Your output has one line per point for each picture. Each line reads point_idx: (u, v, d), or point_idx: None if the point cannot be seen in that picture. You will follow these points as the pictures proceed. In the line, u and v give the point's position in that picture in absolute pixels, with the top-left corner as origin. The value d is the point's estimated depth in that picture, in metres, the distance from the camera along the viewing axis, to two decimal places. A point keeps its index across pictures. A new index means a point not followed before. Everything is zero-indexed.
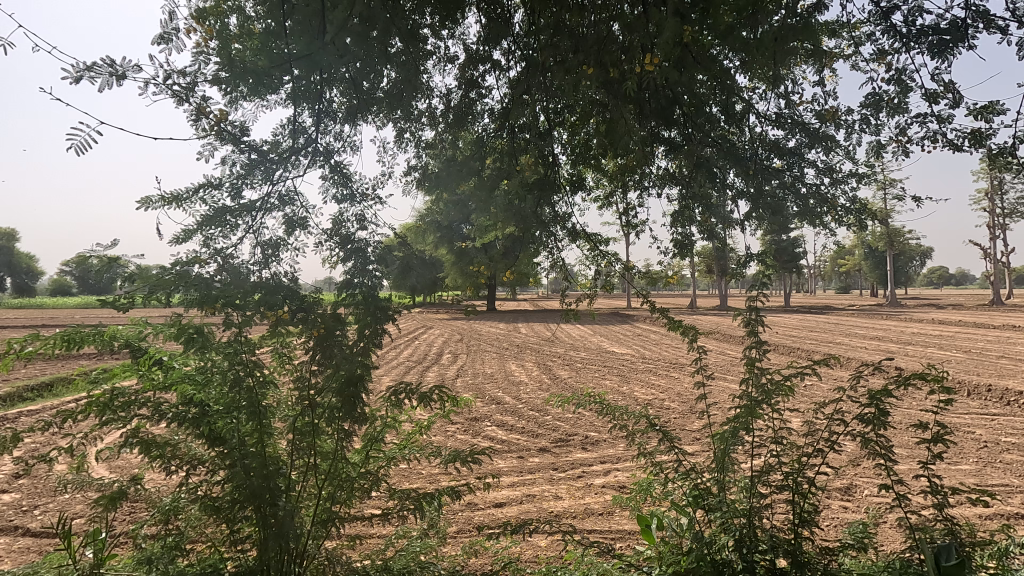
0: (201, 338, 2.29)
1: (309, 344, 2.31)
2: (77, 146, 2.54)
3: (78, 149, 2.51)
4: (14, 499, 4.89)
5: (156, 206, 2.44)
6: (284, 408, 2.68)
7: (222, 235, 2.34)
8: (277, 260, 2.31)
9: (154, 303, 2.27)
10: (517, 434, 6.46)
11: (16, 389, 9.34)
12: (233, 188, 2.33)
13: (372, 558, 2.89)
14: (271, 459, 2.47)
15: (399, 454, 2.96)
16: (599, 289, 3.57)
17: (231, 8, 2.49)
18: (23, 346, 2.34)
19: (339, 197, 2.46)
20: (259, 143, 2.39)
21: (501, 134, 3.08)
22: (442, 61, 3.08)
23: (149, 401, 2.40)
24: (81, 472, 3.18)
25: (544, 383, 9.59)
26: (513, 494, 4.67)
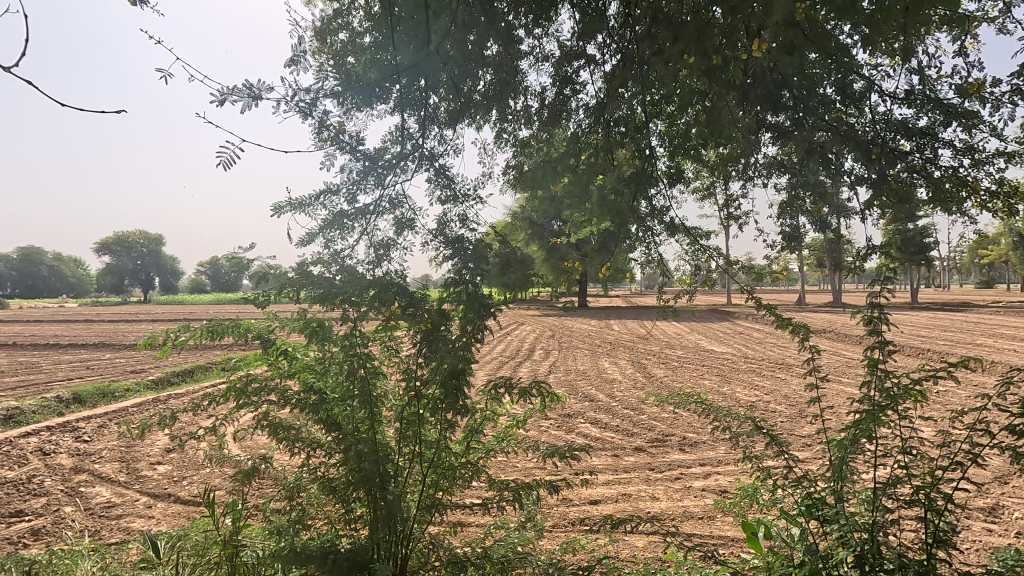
0: (322, 331, 2.49)
1: (416, 338, 2.43)
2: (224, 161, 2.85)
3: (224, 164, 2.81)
4: (169, 470, 5.63)
5: (285, 213, 2.67)
6: (391, 398, 2.85)
7: (340, 238, 2.52)
8: (388, 259, 2.44)
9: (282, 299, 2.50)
10: (611, 432, 6.39)
11: (166, 375, 10.71)
12: (349, 193, 2.50)
13: (473, 545, 3.00)
14: (381, 445, 2.64)
15: (498, 446, 3.04)
16: (700, 285, 3.43)
17: (341, 26, 2.67)
18: (178, 336, 2.69)
19: (442, 198, 2.56)
20: (370, 149, 2.53)
21: (597, 129, 3.04)
22: (537, 60, 3.09)
23: (277, 388, 2.66)
24: (223, 450, 3.60)
25: (638, 381, 9.38)
26: (608, 492, 4.63)
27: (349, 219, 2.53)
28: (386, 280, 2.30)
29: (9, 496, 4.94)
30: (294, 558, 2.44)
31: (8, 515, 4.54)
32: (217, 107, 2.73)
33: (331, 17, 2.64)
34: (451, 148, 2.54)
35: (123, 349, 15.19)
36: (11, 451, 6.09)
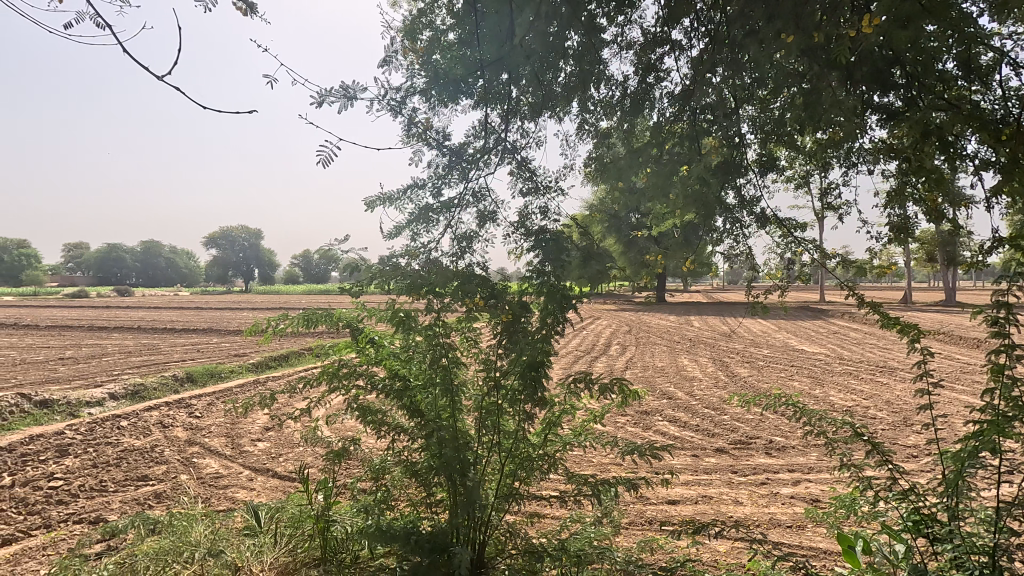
0: (409, 321, 2.59)
1: (496, 329, 2.42)
2: (323, 159, 3.01)
3: (324, 162, 2.97)
4: (267, 447, 6.10)
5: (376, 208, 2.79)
6: (471, 387, 2.91)
7: (426, 230, 2.60)
8: (471, 251, 2.48)
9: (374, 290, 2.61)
10: (691, 432, 6.17)
11: (265, 359, 11.60)
12: (434, 188, 2.57)
13: (549, 536, 3.02)
14: (461, 433, 2.70)
15: (575, 440, 3.02)
16: (792, 280, 3.23)
17: (426, 24, 2.73)
18: (278, 323, 2.90)
19: (524, 191, 2.56)
20: (455, 144, 2.58)
21: (683, 117, 2.92)
22: (620, 48, 3.01)
23: (365, 373, 2.81)
24: (315, 430, 3.85)
25: (720, 381, 8.99)
26: (688, 493, 4.49)
27: (435, 212, 2.59)
28: (470, 272, 2.34)
29: (136, 462, 5.56)
30: (379, 535, 2.56)
31: (135, 479, 5.12)
32: (316, 108, 2.89)
33: (417, 15, 2.71)
34: (535, 140, 2.52)
35: (229, 335, 16.60)
36: (137, 422, 6.84)
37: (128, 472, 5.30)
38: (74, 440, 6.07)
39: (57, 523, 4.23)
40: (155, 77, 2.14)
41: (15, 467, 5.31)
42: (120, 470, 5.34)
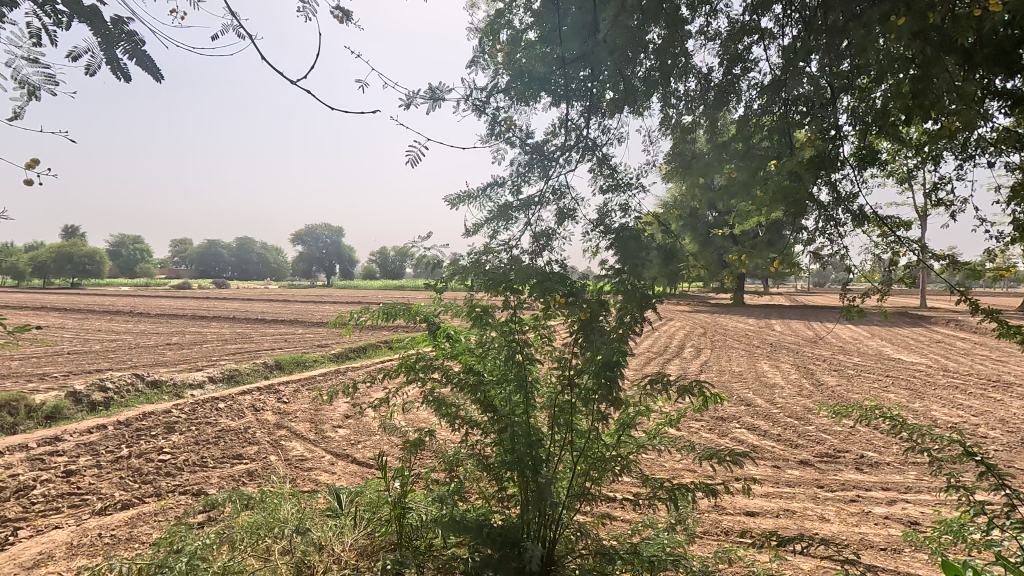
0: (486, 316, 2.63)
1: (574, 327, 2.43)
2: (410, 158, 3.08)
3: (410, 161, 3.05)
4: (347, 434, 6.41)
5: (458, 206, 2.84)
6: (545, 384, 2.92)
7: (505, 228, 2.61)
8: (549, 249, 2.47)
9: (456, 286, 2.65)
10: (772, 441, 5.86)
11: (345, 350, 12.19)
12: (514, 186, 2.57)
13: (620, 539, 2.97)
14: (534, 430, 2.72)
15: (649, 443, 2.96)
16: (893, 283, 2.99)
17: (507, 22, 2.72)
18: (361, 316, 3.04)
19: (604, 188, 2.52)
20: (534, 142, 2.57)
21: (773, 110, 2.76)
22: (704, 40, 2.89)
23: (441, 367, 2.89)
24: (393, 420, 4.01)
25: (805, 389, 8.47)
26: (768, 505, 4.27)
27: (514, 210, 2.60)
28: (548, 270, 2.33)
29: (232, 441, 6.03)
30: (454, 525, 2.64)
31: (231, 457, 5.55)
32: (402, 109, 2.96)
33: (498, 15, 2.71)
34: (616, 136, 2.46)
35: (313, 326, 17.59)
36: (232, 405, 7.42)
37: (225, 450, 5.76)
38: (179, 419, 6.68)
39: (166, 492, 4.67)
40: (292, 82, 2.26)
41: (132, 440, 5.92)
42: (218, 448, 5.81)
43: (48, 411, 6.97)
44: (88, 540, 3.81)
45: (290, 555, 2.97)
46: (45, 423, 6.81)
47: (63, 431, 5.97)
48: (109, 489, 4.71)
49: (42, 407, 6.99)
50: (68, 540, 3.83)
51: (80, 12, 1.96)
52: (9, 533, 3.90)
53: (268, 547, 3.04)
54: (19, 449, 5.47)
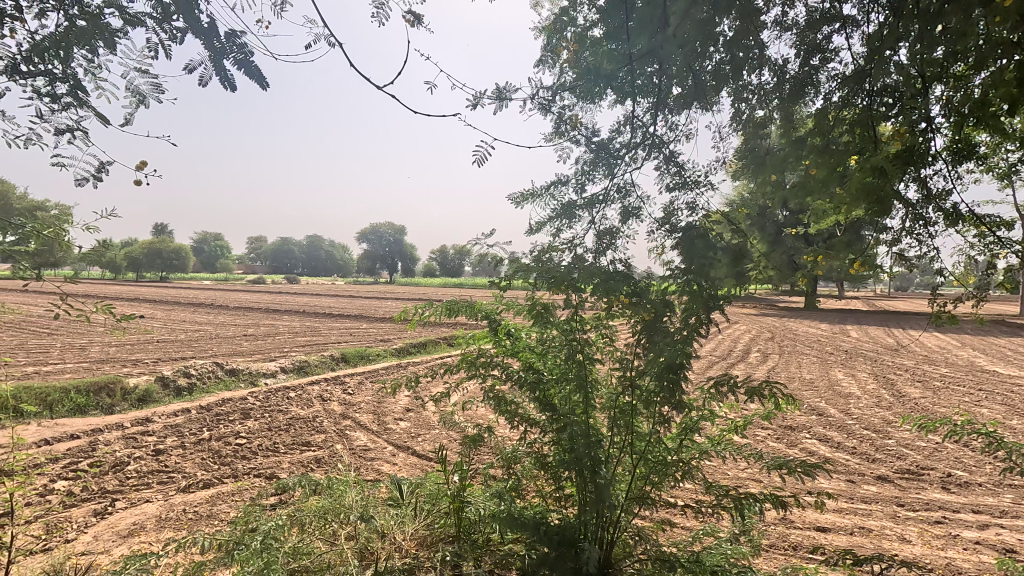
0: (546, 313, 2.63)
1: (637, 327, 2.39)
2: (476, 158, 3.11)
3: (477, 161, 3.07)
4: (407, 427, 6.60)
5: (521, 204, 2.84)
6: (605, 385, 2.89)
7: (569, 227, 2.59)
8: (613, 247, 2.42)
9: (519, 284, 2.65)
10: (846, 454, 5.53)
11: (407, 345, 12.53)
12: (578, 184, 2.55)
13: (680, 547, 2.90)
14: (593, 431, 2.69)
15: (713, 449, 2.86)
16: (990, 287, 2.75)
17: (573, 19, 2.69)
18: (423, 312, 3.12)
19: (671, 186, 2.45)
20: (600, 139, 2.54)
21: (855, 102, 2.59)
22: (779, 30, 2.75)
23: (501, 364, 2.92)
24: (452, 415, 4.09)
25: (885, 400, 7.92)
26: (840, 521, 4.03)
27: (578, 208, 2.58)
28: (612, 270, 2.29)
29: (301, 429, 6.34)
30: (511, 522, 2.66)
31: (301, 444, 5.84)
32: (468, 109, 2.99)
33: (564, 12, 2.68)
34: (686, 130, 2.37)
35: (376, 321, 18.20)
36: (302, 394, 7.80)
37: (295, 437, 6.07)
38: (254, 406, 7.09)
39: (241, 474, 4.98)
40: (381, 90, 2.51)
41: (212, 424, 6.35)
42: (288, 435, 6.13)
43: (141, 394, 7.59)
44: (174, 515, 4.12)
45: (354, 540, 3.09)
46: (137, 405, 7.42)
47: (153, 413, 6.48)
48: (192, 468, 5.08)
49: (135, 390, 7.62)
50: (157, 513, 4.16)
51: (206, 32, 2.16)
52: (108, 504, 4.29)
53: (334, 531, 3.18)
54: (116, 427, 5.99)
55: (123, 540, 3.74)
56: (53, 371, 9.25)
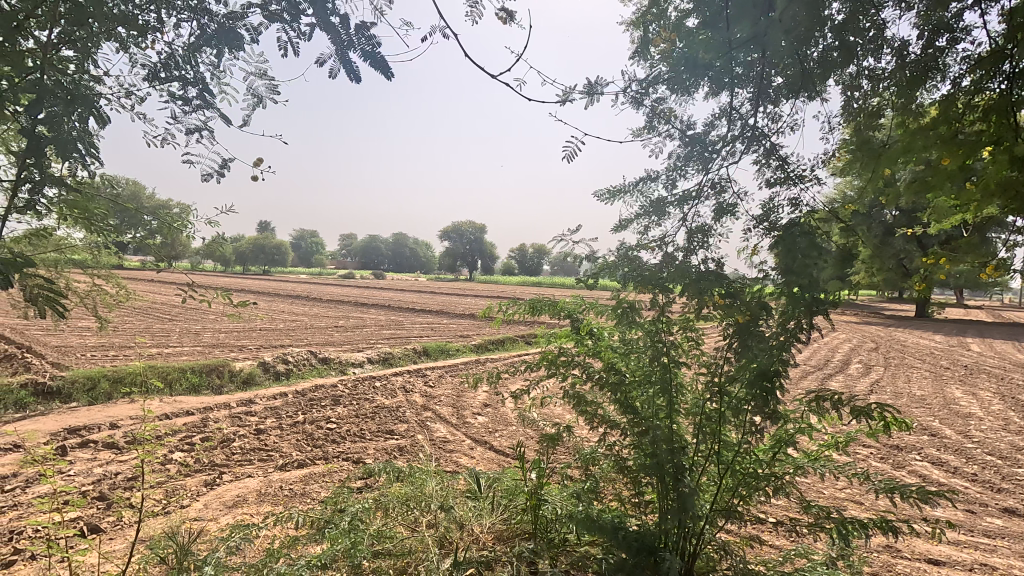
0: (632, 313, 2.53)
1: (728, 331, 2.26)
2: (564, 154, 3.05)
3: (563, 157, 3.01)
4: (485, 422, 6.71)
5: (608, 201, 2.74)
6: (691, 390, 2.77)
7: (658, 224, 2.47)
8: (705, 246, 2.26)
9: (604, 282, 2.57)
10: (965, 481, 4.96)
11: (486, 341, 12.77)
12: (669, 179, 2.42)
13: (770, 566, 2.72)
14: (677, 437, 2.59)
15: (810, 465, 2.66)
16: None
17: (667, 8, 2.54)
18: (506, 309, 3.15)
19: (772, 180, 2.25)
20: (692, 132, 2.35)
21: (989, 87, 2.29)
22: (899, 10, 2.49)
23: (582, 363, 2.89)
24: (531, 412, 4.10)
25: (1014, 423, 7.03)
26: (957, 555, 3.62)
27: (667, 204, 2.44)
28: (703, 269, 2.15)
29: (385, 418, 6.63)
30: (589, 523, 2.62)
31: (385, 432, 6.11)
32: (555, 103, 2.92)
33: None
34: (792, 122, 2.14)
35: (456, 317, 18.69)
36: (386, 385, 8.16)
37: (379, 425, 6.35)
38: (343, 393, 7.51)
39: (331, 457, 5.29)
40: (490, 77, 2.18)
41: (306, 408, 6.79)
42: (373, 423, 6.43)
43: (245, 377, 8.29)
44: (272, 490, 4.45)
45: (435, 529, 3.18)
46: (242, 386, 8.11)
47: (255, 395, 7.04)
48: (288, 448, 5.46)
49: (241, 373, 8.33)
50: (258, 488, 4.51)
51: (327, 25, 1.92)
52: (216, 475, 4.71)
53: (416, 518, 3.29)
54: (224, 406, 6.57)
55: (228, 510, 4.09)
56: (174, 353, 10.31)
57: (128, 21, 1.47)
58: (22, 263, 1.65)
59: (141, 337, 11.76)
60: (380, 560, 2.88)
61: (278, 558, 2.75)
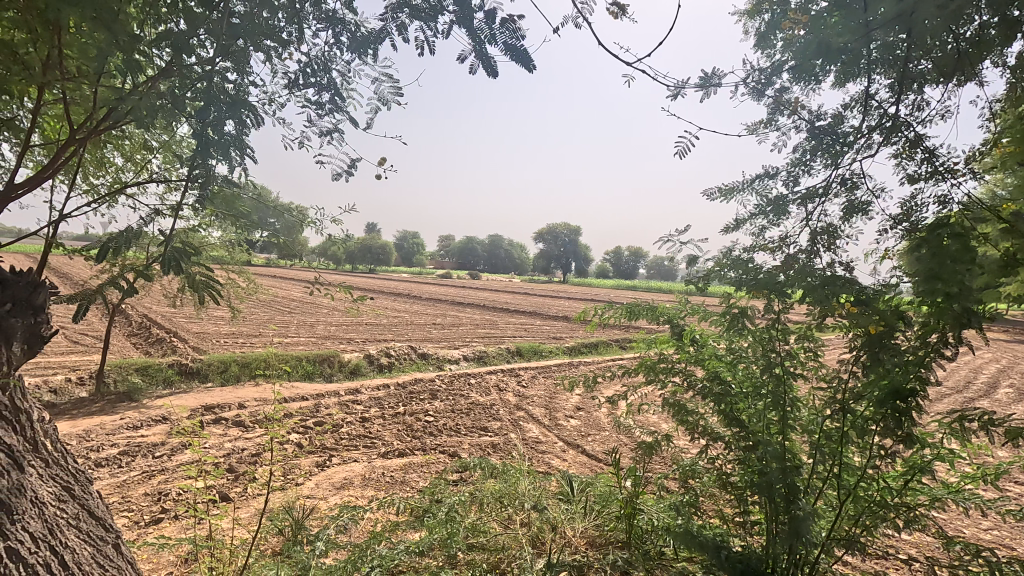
0: (742, 320, 2.36)
1: (856, 343, 2.05)
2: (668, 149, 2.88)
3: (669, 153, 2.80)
4: (577, 425, 6.64)
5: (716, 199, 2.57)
6: (807, 405, 2.56)
7: (775, 225, 2.28)
8: (833, 249, 2.06)
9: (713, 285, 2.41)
10: None
11: (578, 344, 12.67)
12: (790, 176, 2.22)
13: None
14: (790, 455, 2.39)
15: (950, 496, 2.34)
16: None
17: None
18: (604, 312, 3.09)
19: (915, 175, 1.99)
20: (820, 124, 2.13)
21: None
22: None
23: (684, 370, 2.77)
24: (627, 419, 4.00)
25: None
26: None
27: (788, 203, 2.24)
28: (830, 274, 1.94)
29: (480, 414, 6.80)
30: (687, 538, 2.49)
31: (479, 428, 6.26)
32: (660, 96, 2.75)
33: None
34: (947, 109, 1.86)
35: (548, 319, 18.72)
36: (481, 382, 8.36)
37: (474, 421, 6.51)
38: (441, 388, 7.80)
39: (429, 448, 5.50)
40: (625, 64, 1.86)
41: (406, 400, 7.11)
42: (468, 418, 6.61)
43: (352, 367, 8.87)
44: (375, 476, 4.71)
45: (528, 527, 3.20)
46: (349, 376, 8.69)
47: (361, 386, 7.50)
48: (389, 437, 5.76)
49: (349, 364, 8.92)
50: (363, 473, 4.80)
51: (465, 23, 1.64)
52: (326, 458, 5.08)
53: (509, 515, 3.33)
54: (334, 394, 7.07)
55: (336, 491, 4.39)
56: (292, 343, 11.26)
57: (274, 37, 1.53)
58: (192, 253, 1.84)
59: (265, 327, 12.98)
60: (474, 553, 2.96)
61: (380, 540, 2.91)
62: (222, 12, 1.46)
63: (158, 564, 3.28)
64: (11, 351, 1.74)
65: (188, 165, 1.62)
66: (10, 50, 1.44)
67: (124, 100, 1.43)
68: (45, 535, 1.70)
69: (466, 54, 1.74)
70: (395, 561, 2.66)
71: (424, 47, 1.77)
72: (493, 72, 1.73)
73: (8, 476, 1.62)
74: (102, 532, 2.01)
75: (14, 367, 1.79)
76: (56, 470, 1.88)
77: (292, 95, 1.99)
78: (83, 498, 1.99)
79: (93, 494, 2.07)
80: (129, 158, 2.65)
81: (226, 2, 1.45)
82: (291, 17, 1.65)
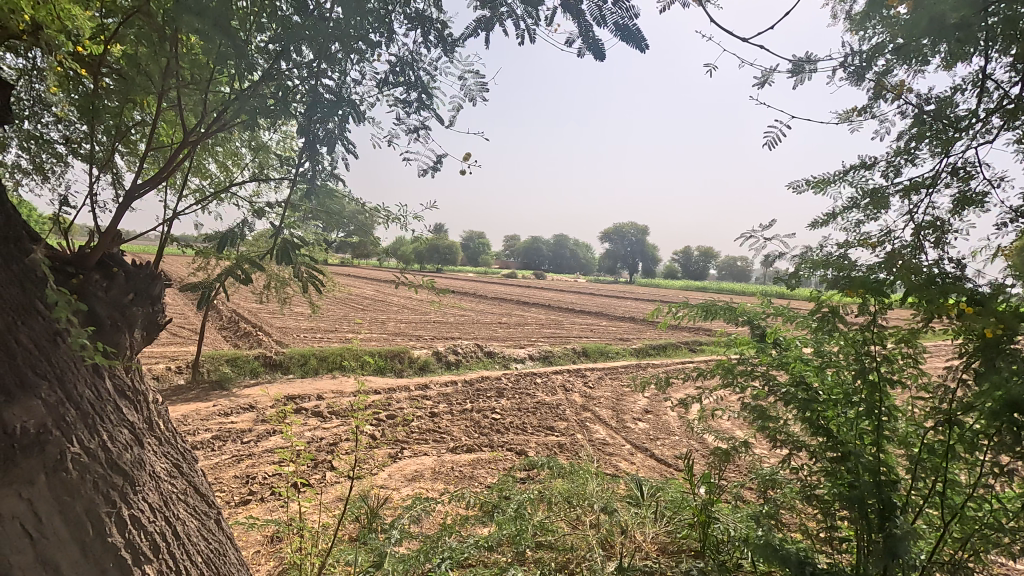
0: (835, 320, 2.22)
1: (970, 348, 1.87)
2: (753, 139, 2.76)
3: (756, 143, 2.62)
4: (646, 428, 6.48)
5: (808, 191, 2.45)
6: (905, 415, 2.36)
7: (871, 219, 2.13)
8: (941, 244, 1.90)
9: (802, 283, 2.28)
10: None
11: (647, 346, 12.39)
12: (891, 167, 2.07)
13: None
14: (886, 468, 2.21)
15: None
16: None
17: None
18: (678, 312, 2.98)
19: None
20: (927, 109, 1.96)
21: None
22: None
23: (765, 374, 2.63)
24: (700, 423, 3.86)
25: None
26: None
27: (888, 195, 2.08)
28: (938, 271, 1.79)
29: (546, 413, 6.79)
30: (768, 551, 2.36)
31: (545, 427, 6.25)
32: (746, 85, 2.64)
33: None
34: None
35: (615, 319, 18.47)
36: (548, 382, 8.35)
37: (540, 420, 6.52)
38: (507, 386, 7.86)
39: (496, 445, 5.56)
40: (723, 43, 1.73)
41: (474, 397, 7.23)
42: (535, 417, 6.62)
43: (421, 364, 9.12)
44: (445, 470, 4.82)
45: (596, 529, 3.16)
46: (419, 372, 8.94)
47: (431, 381, 7.70)
48: (457, 433, 5.87)
49: (418, 360, 9.18)
50: (433, 466, 4.92)
51: (572, 8, 1.64)
52: (398, 450, 5.26)
53: (578, 516, 3.30)
54: (405, 389, 7.30)
55: (408, 482, 4.54)
56: (365, 339, 11.74)
57: (365, 40, 1.59)
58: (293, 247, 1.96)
59: (340, 323, 13.61)
60: (543, 551, 2.97)
61: (451, 532, 2.98)
62: (320, 18, 1.53)
63: (247, 542, 3.53)
64: (133, 337, 1.91)
65: (289, 165, 1.73)
66: (134, 63, 1.57)
67: (233, 103, 1.55)
68: (160, 507, 1.87)
69: (573, 39, 1.73)
70: (464, 554, 2.72)
71: (525, 37, 1.78)
72: (598, 55, 1.69)
73: (131, 451, 1.78)
74: (205, 508, 2.19)
75: (135, 350, 1.97)
76: (167, 449, 2.06)
77: (380, 95, 2.05)
78: (190, 475, 2.17)
79: (197, 472, 2.25)
80: (226, 164, 2.85)
81: (323, 8, 1.53)
82: (382, 21, 1.71)
